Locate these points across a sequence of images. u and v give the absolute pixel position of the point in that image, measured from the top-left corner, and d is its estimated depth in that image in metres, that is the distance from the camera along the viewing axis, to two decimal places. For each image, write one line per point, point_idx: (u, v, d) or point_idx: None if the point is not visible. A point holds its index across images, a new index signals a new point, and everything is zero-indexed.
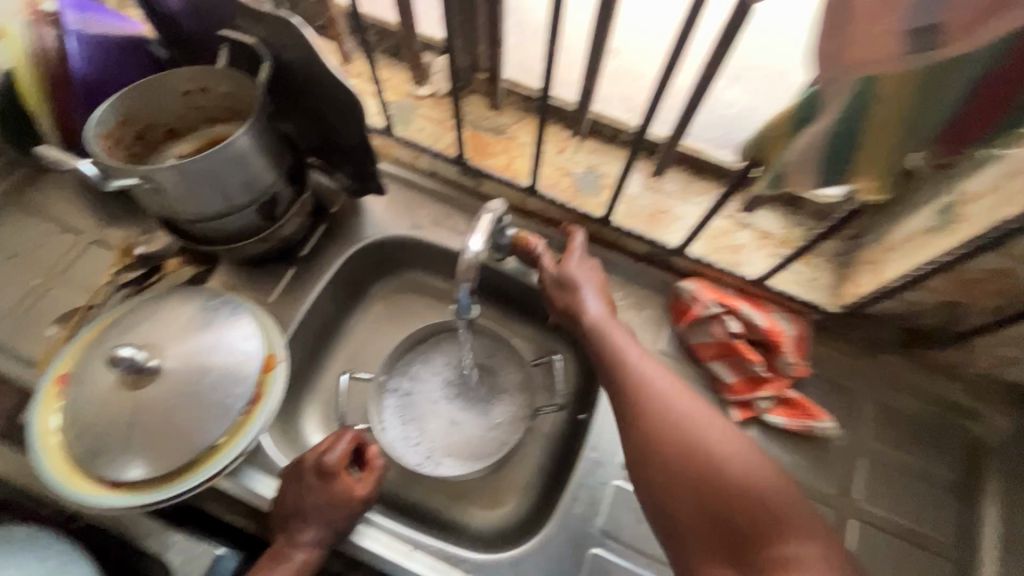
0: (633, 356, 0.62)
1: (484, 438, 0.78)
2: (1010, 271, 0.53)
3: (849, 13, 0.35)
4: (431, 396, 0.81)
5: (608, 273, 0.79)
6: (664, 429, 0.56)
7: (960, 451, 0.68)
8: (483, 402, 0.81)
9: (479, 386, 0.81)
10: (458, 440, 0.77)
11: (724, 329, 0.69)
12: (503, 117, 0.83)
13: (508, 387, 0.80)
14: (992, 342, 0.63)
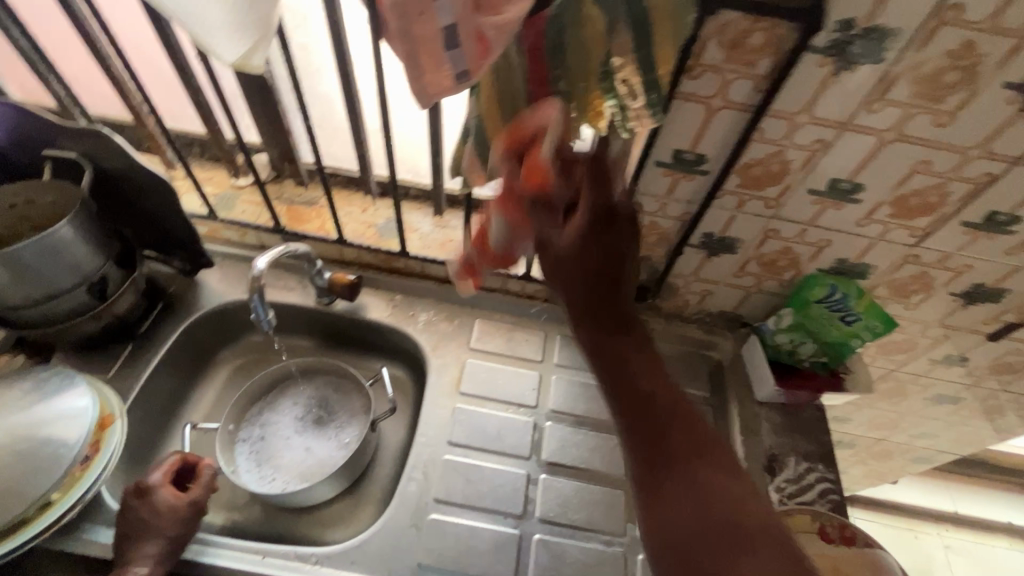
0: (678, 375, 0.59)
1: (335, 458, 0.87)
2: (653, 222, 0.78)
3: (421, 68, 0.52)
4: (283, 434, 0.89)
5: (420, 298, 0.97)
6: (678, 443, 0.54)
7: (707, 368, 0.95)
8: (331, 429, 0.90)
9: (325, 415, 0.91)
10: (311, 465, 0.86)
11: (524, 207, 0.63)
12: (313, 192, 0.98)
13: (351, 410, 0.91)
14: (684, 281, 0.89)
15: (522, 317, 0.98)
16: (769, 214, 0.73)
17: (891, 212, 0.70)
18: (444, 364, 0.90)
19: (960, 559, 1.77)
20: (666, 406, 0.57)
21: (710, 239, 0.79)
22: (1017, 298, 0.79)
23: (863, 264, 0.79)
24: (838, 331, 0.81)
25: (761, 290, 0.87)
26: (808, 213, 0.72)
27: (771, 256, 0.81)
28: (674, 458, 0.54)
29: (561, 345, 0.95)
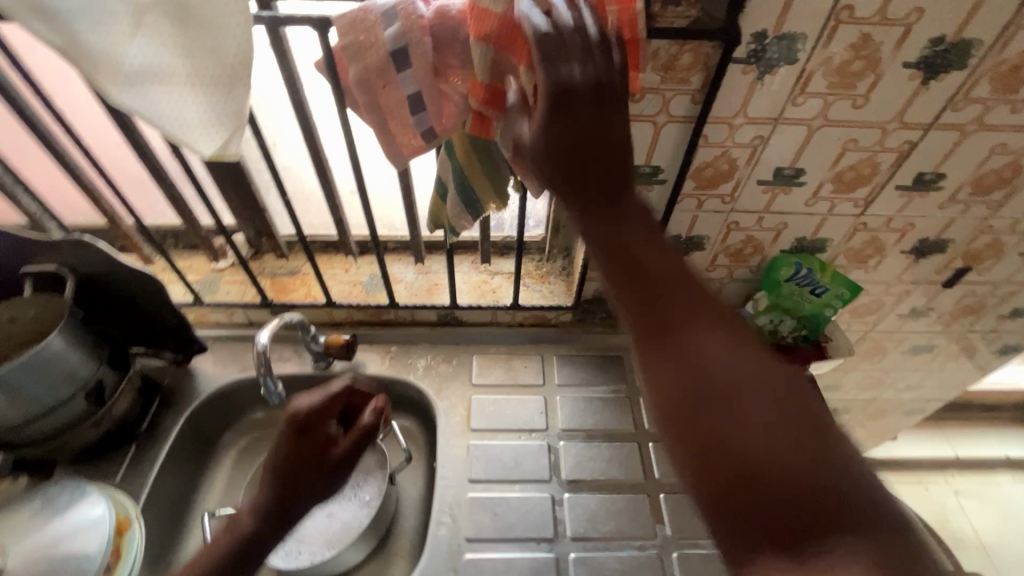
0: (681, 308, 0.43)
1: (358, 519, 0.85)
2: None
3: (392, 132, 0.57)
4: None
5: (415, 345, 0.99)
6: (702, 395, 0.40)
7: None
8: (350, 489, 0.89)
9: None
10: (335, 529, 0.85)
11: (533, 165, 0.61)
12: (294, 261, 1.00)
13: (366, 466, 0.90)
14: None
15: (516, 345, 1.01)
16: (727, 208, 0.80)
17: (833, 188, 0.77)
18: (451, 404, 0.92)
19: (971, 501, 1.83)
20: (687, 313, 0.43)
21: (679, 240, 0.84)
22: (960, 245, 0.87)
23: (821, 239, 0.86)
24: (814, 303, 0.88)
25: (733, 279, 0.93)
26: (761, 201, 0.79)
27: (737, 246, 0.86)
28: (689, 403, 0.40)
29: (559, 365, 0.99)
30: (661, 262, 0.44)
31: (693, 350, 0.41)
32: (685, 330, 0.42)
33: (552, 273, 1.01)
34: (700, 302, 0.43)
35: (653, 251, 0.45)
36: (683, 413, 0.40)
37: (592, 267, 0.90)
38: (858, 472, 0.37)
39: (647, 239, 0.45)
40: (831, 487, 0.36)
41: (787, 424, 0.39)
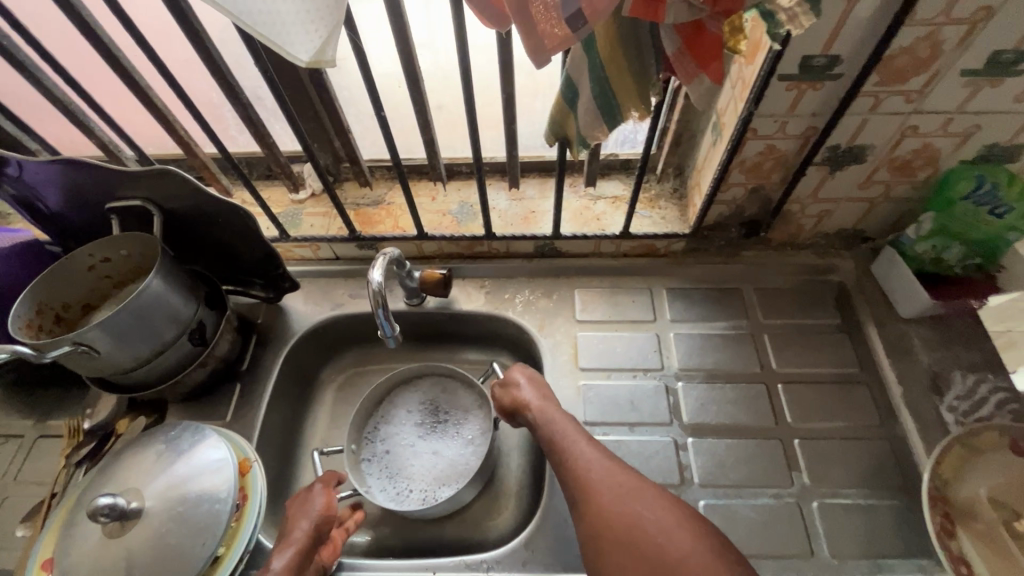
0: (578, 440, 0.65)
1: (466, 457, 0.84)
2: (770, 146, 0.70)
3: (531, 20, 0.45)
4: (406, 443, 0.87)
5: (511, 279, 0.92)
6: (605, 506, 0.59)
7: (832, 292, 0.89)
8: (452, 429, 0.87)
9: (443, 416, 0.88)
10: (444, 468, 0.84)
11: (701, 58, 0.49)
12: (378, 190, 0.92)
13: (466, 406, 0.88)
14: (801, 205, 0.80)
15: (621, 278, 0.92)
16: (910, 109, 0.64)
17: None
18: (556, 342, 0.86)
19: None
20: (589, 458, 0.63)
21: (837, 152, 0.70)
22: None
23: (1018, 145, 0.69)
24: (990, 227, 0.73)
25: (888, 198, 0.79)
26: (958, 99, 0.63)
27: (906, 158, 0.72)
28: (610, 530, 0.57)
29: (671, 298, 0.90)
30: (590, 456, 0.63)
31: (619, 503, 0.59)
32: (617, 501, 0.59)
33: (662, 196, 0.90)
34: (638, 495, 0.59)
35: (584, 448, 0.64)
36: (605, 543, 0.57)
37: (721, 188, 0.77)
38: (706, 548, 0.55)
39: (579, 444, 0.65)
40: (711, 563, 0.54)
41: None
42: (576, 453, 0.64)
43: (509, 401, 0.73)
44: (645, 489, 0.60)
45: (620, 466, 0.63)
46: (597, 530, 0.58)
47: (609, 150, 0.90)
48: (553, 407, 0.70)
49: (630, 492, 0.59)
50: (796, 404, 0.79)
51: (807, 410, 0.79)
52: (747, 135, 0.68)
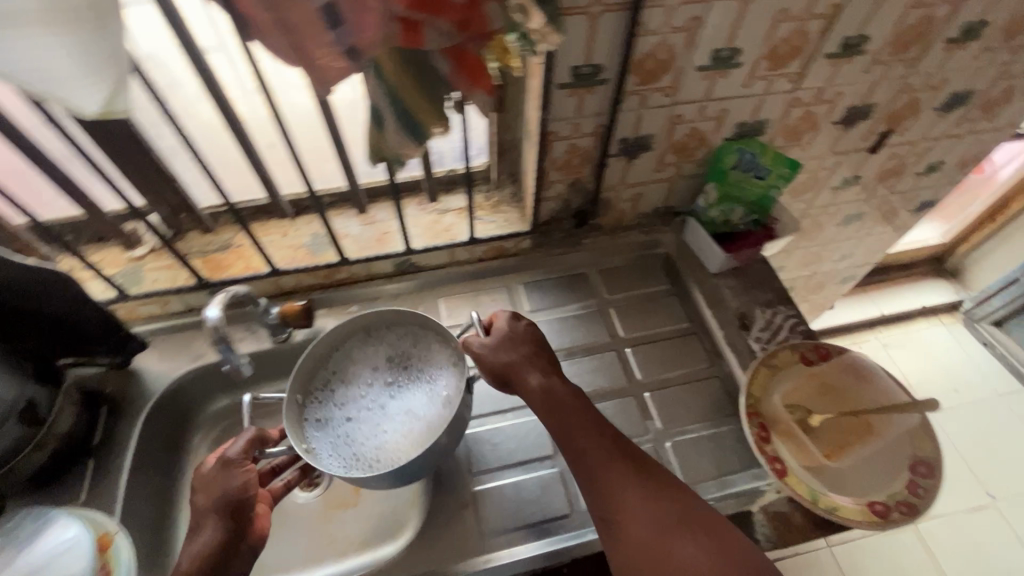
0: (609, 454, 0.66)
1: (436, 416, 0.79)
2: (572, 145, 0.81)
3: (310, 57, 0.50)
4: (368, 400, 0.82)
5: (377, 299, 0.95)
6: (635, 527, 0.61)
7: (660, 263, 1.03)
8: (419, 382, 0.82)
9: (409, 371, 0.83)
10: (403, 426, 0.78)
11: (472, 73, 0.58)
12: (224, 235, 0.91)
13: (420, 354, 0.84)
14: (615, 192, 0.93)
15: (480, 281, 0.99)
16: (670, 101, 0.78)
17: (768, 66, 0.77)
18: None
19: (900, 351, 2.06)
20: (620, 473, 0.64)
21: (627, 143, 0.83)
22: (883, 109, 0.91)
23: (760, 121, 0.87)
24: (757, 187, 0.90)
25: (682, 176, 0.94)
26: (702, 89, 0.78)
27: (683, 141, 0.86)
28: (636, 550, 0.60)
29: (527, 293, 0.99)
30: (604, 447, 0.66)
31: (633, 498, 0.62)
32: (647, 522, 0.61)
33: (503, 201, 0.98)
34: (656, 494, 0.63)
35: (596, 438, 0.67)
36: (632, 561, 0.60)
37: (545, 186, 0.87)
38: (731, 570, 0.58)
39: (591, 433, 0.67)
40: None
41: None
42: (604, 467, 0.65)
43: (502, 366, 0.74)
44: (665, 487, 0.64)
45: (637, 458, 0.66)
46: (625, 550, 0.60)
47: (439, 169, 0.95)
48: (559, 386, 0.72)
49: (662, 516, 0.61)
50: (642, 363, 0.91)
51: (653, 366, 0.90)
52: (550, 137, 0.78)
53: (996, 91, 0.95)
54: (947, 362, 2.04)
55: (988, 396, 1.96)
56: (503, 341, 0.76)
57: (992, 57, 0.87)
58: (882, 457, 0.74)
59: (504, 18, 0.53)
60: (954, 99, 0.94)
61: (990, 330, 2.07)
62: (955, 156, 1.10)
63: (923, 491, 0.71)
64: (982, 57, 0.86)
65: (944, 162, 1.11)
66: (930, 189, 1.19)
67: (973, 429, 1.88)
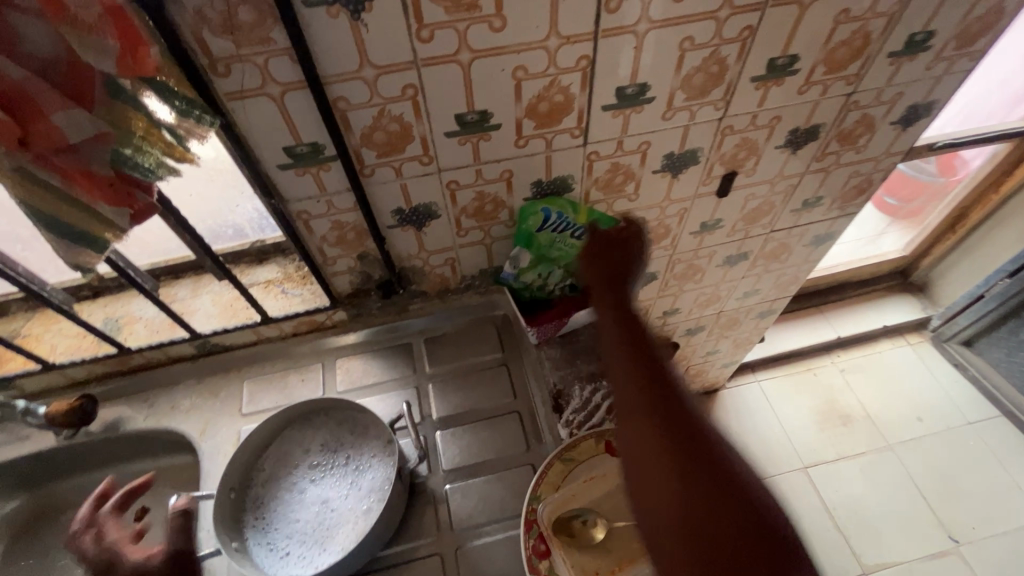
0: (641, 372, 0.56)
1: (363, 514, 0.72)
2: (334, 221, 0.73)
3: None
4: (291, 494, 0.74)
5: (179, 383, 0.89)
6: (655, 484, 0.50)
7: (494, 327, 0.94)
8: (346, 476, 0.76)
9: (338, 462, 0.76)
10: (327, 523, 0.72)
11: (103, 186, 0.51)
12: (13, 325, 0.87)
13: (376, 448, 0.77)
14: (419, 259, 0.85)
15: (294, 357, 0.92)
16: (432, 169, 0.70)
17: (536, 124, 0.68)
18: (216, 445, 0.84)
19: (858, 375, 1.90)
20: (661, 407, 0.53)
21: (403, 214, 0.75)
22: (710, 153, 0.81)
23: (560, 178, 0.77)
24: (574, 249, 0.81)
25: (493, 237, 0.85)
26: (465, 154, 0.69)
27: (474, 206, 0.78)
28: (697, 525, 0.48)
29: (341, 369, 0.91)
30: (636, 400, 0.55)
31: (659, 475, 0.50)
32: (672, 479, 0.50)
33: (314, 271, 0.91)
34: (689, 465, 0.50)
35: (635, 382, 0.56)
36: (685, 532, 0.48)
37: (329, 262, 0.80)
38: (719, 474, 0.50)
39: (628, 373, 0.57)
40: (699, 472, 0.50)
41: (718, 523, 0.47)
42: (640, 406, 0.54)
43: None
44: (703, 450, 0.51)
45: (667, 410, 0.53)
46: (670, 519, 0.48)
47: (218, 246, 0.89)
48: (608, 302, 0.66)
49: (668, 432, 0.52)
50: (448, 449, 0.81)
51: (461, 453, 0.81)
52: (303, 215, 0.71)
53: (850, 121, 0.83)
54: (911, 386, 1.87)
55: (956, 424, 1.78)
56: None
57: (824, 89, 0.76)
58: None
59: (101, 124, 0.47)
60: (799, 135, 0.83)
61: (959, 350, 1.89)
62: (834, 187, 0.98)
63: None
64: (811, 90, 0.75)
65: (821, 196, 0.99)
66: (819, 223, 1.07)
67: (937, 462, 1.71)
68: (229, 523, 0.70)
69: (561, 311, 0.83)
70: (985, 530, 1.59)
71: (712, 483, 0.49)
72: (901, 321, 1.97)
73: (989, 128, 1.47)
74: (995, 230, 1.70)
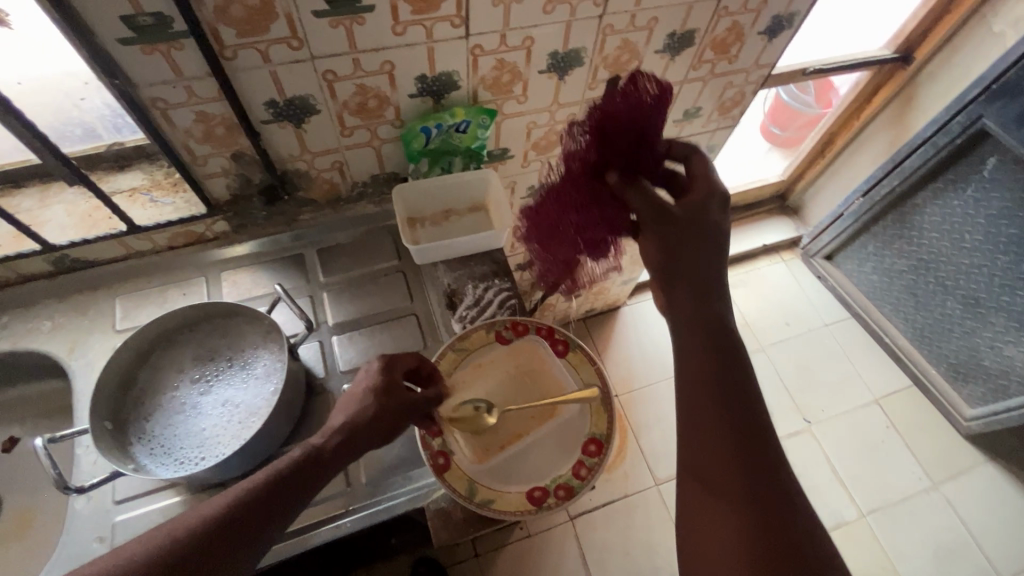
0: (722, 371, 0.54)
1: (265, 390, 0.73)
2: (195, 110, 0.67)
3: None
4: (185, 413, 0.71)
5: (37, 302, 0.82)
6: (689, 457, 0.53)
7: (390, 235, 0.93)
8: (234, 371, 0.74)
9: (221, 365, 0.74)
10: (236, 414, 0.71)
11: None
12: None
13: (253, 340, 0.76)
14: (302, 159, 0.81)
15: (171, 271, 0.86)
16: (305, 56, 0.66)
17: (413, 9, 0.66)
18: (88, 364, 0.78)
19: (739, 289, 2.12)
20: (741, 414, 0.52)
21: (278, 106, 0.71)
22: (593, 54, 0.83)
23: (444, 73, 0.76)
24: (461, 137, 0.84)
25: (381, 139, 0.82)
26: (338, 40, 0.66)
27: (356, 101, 0.75)
28: (715, 510, 0.50)
29: (226, 282, 0.86)
30: (714, 406, 0.53)
31: (711, 474, 0.51)
32: (708, 453, 0.52)
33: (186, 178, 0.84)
34: (759, 518, 0.48)
35: (713, 389, 0.53)
36: (696, 507, 0.51)
37: (199, 161, 0.74)
38: (763, 476, 0.50)
39: (710, 368, 0.54)
40: (742, 468, 0.50)
41: (755, 526, 0.48)
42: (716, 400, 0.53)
43: (336, 445, 0.57)
44: (757, 449, 0.51)
45: (756, 496, 0.49)
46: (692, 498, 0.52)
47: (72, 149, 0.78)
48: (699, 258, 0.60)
49: (718, 424, 0.52)
50: (348, 351, 0.81)
51: (360, 354, 0.81)
52: (160, 104, 0.65)
53: (721, 29, 0.88)
54: (782, 297, 2.12)
55: (816, 327, 2.06)
56: (391, 390, 0.62)
57: None
58: (561, 441, 0.72)
59: None
60: (675, 40, 0.87)
61: (822, 264, 2.15)
62: (712, 97, 1.05)
63: (586, 472, 0.69)
64: None
65: (699, 107, 1.06)
66: (699, 135, 1.14)
67: (798, 359, 1.99)
68: (122, 456, 0.66)
69: (582, 236, 0.76)
70: (830, 411, 1.89)
71: (755, 487, 0.49)
72: (778, 240, 2.20)
73: (852, 56, 1.62)
74: (855, 155, 1.91)
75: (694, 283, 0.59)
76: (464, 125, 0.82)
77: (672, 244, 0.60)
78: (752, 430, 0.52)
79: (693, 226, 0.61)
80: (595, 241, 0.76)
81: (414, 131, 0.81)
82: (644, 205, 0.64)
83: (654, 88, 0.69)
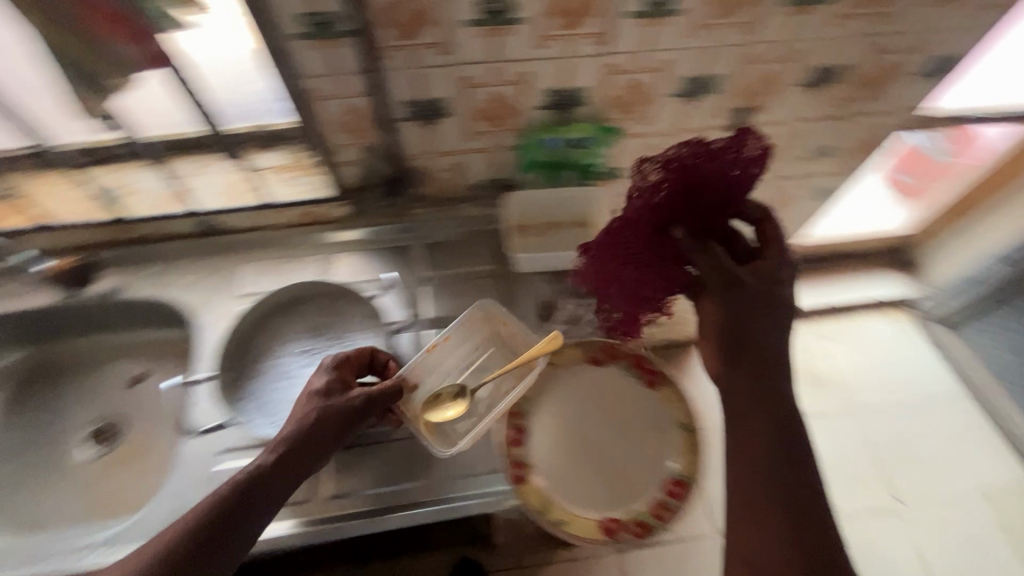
0: (775, 464, 0.60)
1: None
2: (342, 102, 0.72)
3: None
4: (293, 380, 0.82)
5: (175, 258, 0.91)
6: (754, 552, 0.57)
7: (493, 241, 0.94)
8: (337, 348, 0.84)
9: (327, 342, 0.85)
10: None
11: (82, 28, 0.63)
12: None
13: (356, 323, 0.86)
14: (425, 157, 0.84)
15: (290, 247, 0.93)
16: (449, 61, 0.69)
17: (559, 24, 0.67)
18: (211, 319, 0.85)
19: (840, 344, 1.92)
20: (791, 504, 0.58)
21: (415, 105, 0.75)
22: (729, 82, 0.80)
23: (575, 89, 0.76)
24: (578, 151, 0.86)
25: (502, 147, 0.84)
26: (482, 48, 0.68)
27: (487, 107, 0.77)
28: None
29: (337, 264, 0.91)
30: (766, 497, 0.58)
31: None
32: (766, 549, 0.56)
33: None
34: None
35: (766, 479, 0.59)
36: None
37: (335, 149, 0.79)
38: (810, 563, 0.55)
39: (762, 458, 0.60)
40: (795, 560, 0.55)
41: None
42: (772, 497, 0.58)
43: (297, 444, 0.59)
44: (806, 536, 0.57)
45: None
46: None
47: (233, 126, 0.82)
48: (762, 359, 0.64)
49: (768, 517, 0.58)
50: None
51: None
52: (315, 93, 0.71)
53: (873, 66, 0.82)
54: (891, 360, 1.89)
55: (925, 395, 1.84)
56: (336, 390, 0.64)
57: (851, 25, 0.75)
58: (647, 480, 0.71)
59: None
60: (820, 74, 0.82)
61: (939, 330, 1.93)
62: (850, 137, 0.97)
63: (668, 514, 0.68)
64: (838, 23, 0.74)
65: (834, 146, 0.98)
66: (829, 175, 1.06)
67: (900, 432, 1.77)
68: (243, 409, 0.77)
69: (639, 288, 0.77)
70: (935, 497, 1.66)
71: None
72: (890, 296, 2.00)
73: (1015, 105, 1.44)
74: None
75: (758, 378, 0.63)
76: (583, 140, 0.83)
77: (738, 325, 0.64)
78: (803, 521, 0.57)
79: (755, 297, 0.66)
80: (652, 295, 0.77)
81: (533, 142, 0.83)
82: (711, 268, 0.67)
83: (758, 149, 0.70)
